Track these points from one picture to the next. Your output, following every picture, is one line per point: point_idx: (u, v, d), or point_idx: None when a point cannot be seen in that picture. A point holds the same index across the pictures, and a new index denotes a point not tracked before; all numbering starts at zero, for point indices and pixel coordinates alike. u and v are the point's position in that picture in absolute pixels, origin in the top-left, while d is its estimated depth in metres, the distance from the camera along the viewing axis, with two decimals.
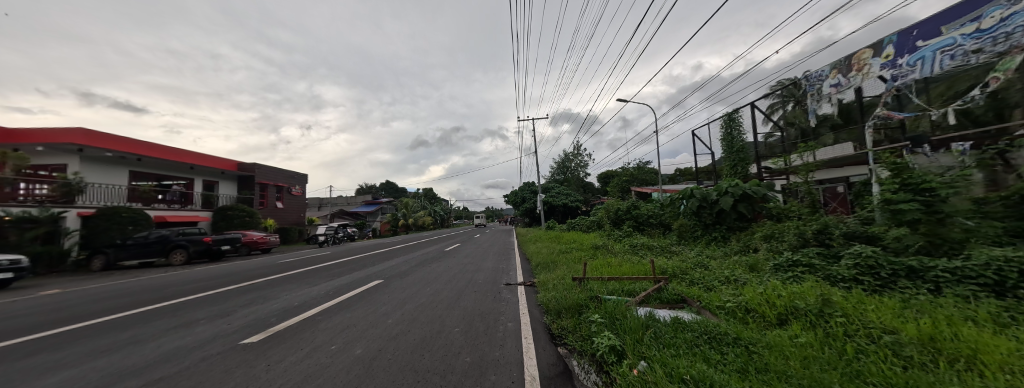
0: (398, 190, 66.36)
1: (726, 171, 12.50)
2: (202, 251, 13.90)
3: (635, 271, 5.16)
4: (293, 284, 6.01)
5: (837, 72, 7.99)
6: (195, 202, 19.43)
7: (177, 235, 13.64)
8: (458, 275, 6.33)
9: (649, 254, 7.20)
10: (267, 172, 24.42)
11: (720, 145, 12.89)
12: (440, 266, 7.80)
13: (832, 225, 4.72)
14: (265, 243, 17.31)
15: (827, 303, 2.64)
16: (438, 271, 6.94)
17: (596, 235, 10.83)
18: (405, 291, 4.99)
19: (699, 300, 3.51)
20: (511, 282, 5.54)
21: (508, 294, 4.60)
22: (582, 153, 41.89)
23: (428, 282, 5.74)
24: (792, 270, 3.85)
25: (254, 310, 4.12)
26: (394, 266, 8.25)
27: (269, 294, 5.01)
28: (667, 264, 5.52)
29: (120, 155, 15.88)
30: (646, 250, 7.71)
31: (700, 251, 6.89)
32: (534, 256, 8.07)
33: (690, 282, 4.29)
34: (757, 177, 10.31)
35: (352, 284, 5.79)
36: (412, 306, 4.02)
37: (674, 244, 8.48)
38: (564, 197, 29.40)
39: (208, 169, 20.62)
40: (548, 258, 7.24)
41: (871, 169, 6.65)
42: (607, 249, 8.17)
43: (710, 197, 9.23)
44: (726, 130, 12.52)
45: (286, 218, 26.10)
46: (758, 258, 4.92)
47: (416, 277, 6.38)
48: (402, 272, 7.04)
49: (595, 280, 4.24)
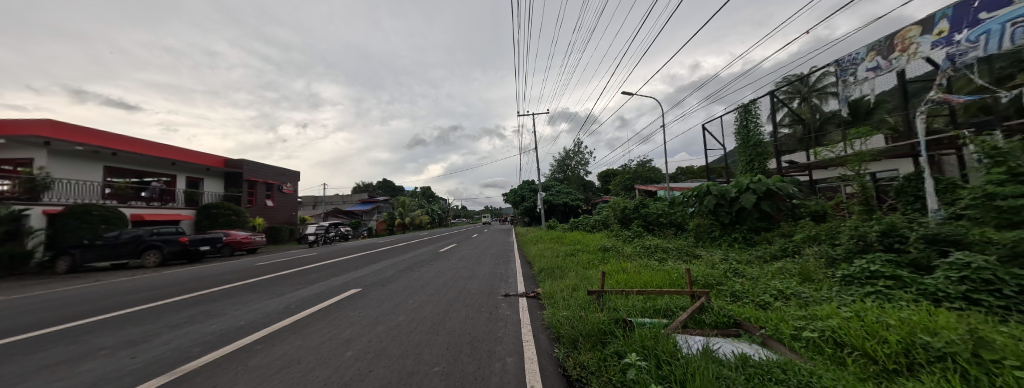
0: (395, 188, 65.39)
1: (741, 166, 11.67)
2: (178, 251, 12.93)
3: (660, 280, 4.31)
4: (257, 292, 5.13)
5: (878, 55, 7.17)
6: (177, 199, 18.44)
7: (151, 234, 12.72)
8: (449, 283, 5.44)
9: (668, 258, 6.36)
10: (255, 169, 23.41)
11: (735, 139, 11.91)
12: (430, 271, 6.91)
13: (903, 226, 3.86)
14: (249, 243, 16.37)
15: (986, 341, 1.74)
16: (427, 278, 6.07)
17: (603, 236, 10.01)
18: (381, 305, 4.09)
19: (759, 326, 2.63)
20: (510, 292, 4.65)
21: (507, 310, 3.71)
22: (583, 151, 41.09)
23: (412, 292, 4.84)
24: (871, 284, 2.99)
25: (186, 332, 3.23)
26: (380, 270, 7.34)
27: (218, 308, 4.12)
28: (696, 271, 4.66)
29: (92, 150, 14.87)
30: (664, 254, 6.83)
31: (726, 256, 6.07)
32: (536, 260, 7.21)
33: (735, 297, 3.43)
34: (779, 172, 9.49)
35: (324, 293, 4.89)
36: (383, 329, 3.12)
37: (692, 246, 7.64)
38: (565, 195, 28.63)
39: (192, 165, 19.63)
40: (552, 263, 6.40)
41: (924, 161, 5.81)
42: (619, 252, 7.30)
43: (729, 194, 8.41)
44: (741, 122, 11.62)
45: (277, 216, 25.15)
46: (808, 267, 4.07)
47: (400, 284, 5.48)
48: (386, 278, 6.17)
49: (617, 294, 3.35)
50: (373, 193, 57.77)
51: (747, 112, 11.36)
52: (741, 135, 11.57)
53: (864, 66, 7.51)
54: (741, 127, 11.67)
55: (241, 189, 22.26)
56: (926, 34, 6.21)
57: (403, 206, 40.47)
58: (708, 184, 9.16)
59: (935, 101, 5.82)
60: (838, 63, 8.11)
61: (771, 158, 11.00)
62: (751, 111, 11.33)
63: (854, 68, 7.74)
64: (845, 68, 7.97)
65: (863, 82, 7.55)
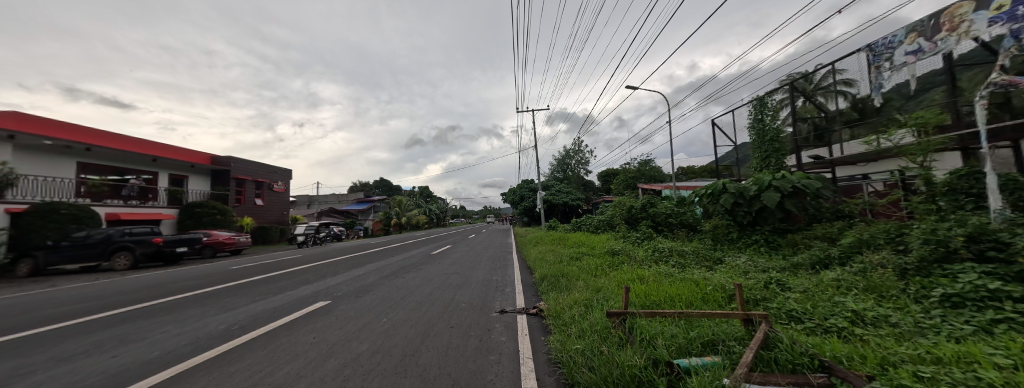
0: (392, 188, 64.47)
1: (755, 163, 10.85)
2: (152, 253, 11.97)
3: (692, 295, 3.50)
4: (207, 304, 4.31)
5: (919, 36, 6.40)
6: (158, 198, 17.57)
7: (122, 235, 11.73)
8: (435, 294, 4.62)
9: (689, 265, 5.57)
10: (243, 166, 22.50)
11: (750, 134, 10.98)
12: (417, 278, 6.09)
13: (996, 229, 3.07)
14: (232, 244, 15.52)
15: None
16: (413, 286, 5.27)
17: (609, 237, 9.22)
18: (344, 324, 3.27)
19: (861, 369, 1.82)
20: (506, 308, 3.83)
21: (502, 335, 2.91)
22: (583, 150, 40.44)
23: (388, 306, 4.01)
24: (995, 308, 2.19)
25: (68, 370, 2.41)
26: (362, 276, 6.50)
27: (143, 329, 3.30)
28: (730, 281, 3.87)
29: (64, 145, 13.99)
30: (682, 260, 6.05)
31: (754, 262, 5.29)
32: (536, 265, 6.42)
33: (798, 322, 2.62)
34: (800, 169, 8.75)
35: (283, 307, 4.06)
36: (332, 368, 2.31)
37: (712, 251, 6.84)
38: (565, 195, 27.88)
39: (175, 162, 18.72)
40: (555, 269, 5.61)
41: (984, 154, 5.02)
42: (630, 257, 6.52)
43: (749, 193, 7.64)
44: (756, 116, 10.82)
45: (266, 216, 24.24)
46: (873, 280, 3.29)
47: (377, 295, 4.65)
48: (364, 286, 5.34)
49: (644, 317, 2.55)
50: (370, 192, 56.85)
51: (763, 105, 10.58)
52: (755, 130, 10.75)
53: (902, 50, 6.75)
54: (754, 121, 10.86)
55: (228, 187, 21.35)
56: (982, 10, 5.36)
57: (400, 206, 39.60)
58: (724, 181, 8.40)
59: (998, 85, 5.00)
60: (869, 47, 7.39)
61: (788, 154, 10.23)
62: (766, 103, 10.55)
63: (890, 52, 7.01)
64: (879, 53, 7.23)
65: (900, 68, 6.78)
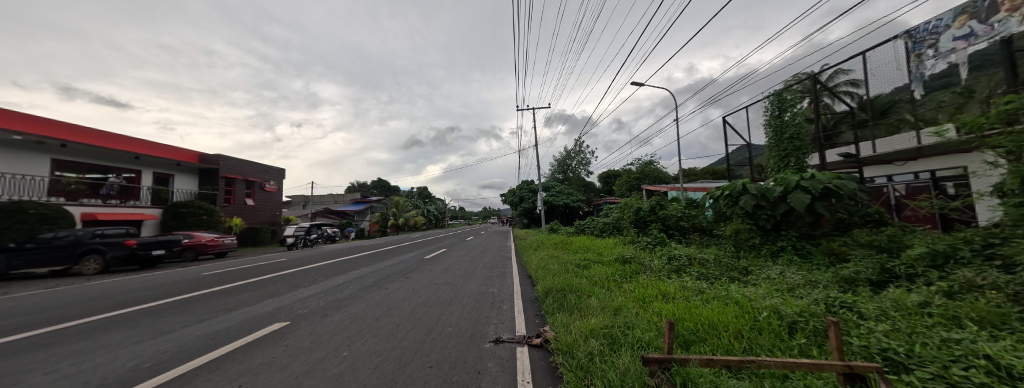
0: (390, 188, 63.63)
1: (772, 163, 10.05)
2: (124, 257, 11.06)
3: (740, 324, 2.71)
4: (137, 327, 3.50)
5: (971, 19, 5.84)
6: (141, 197, 16.79)
7: (93, 237, 10.90)
8: (417, 312, 3.83)
9: (716, 278, 4.80)
10: (233, 165, 21.72)
11: (767, 132, 10.20)
12: (402, 288, 5.32)
13: None
14: (217, 246, 14.77)
15: None
16: (394, 300, 4.47)
17: (617, 242, 8.47)
18: (288, 361, 2.49)
19: None
20: (502, 336, 3.04)
21: (496, 384, 2.12)
22: (584, 151, 39.79)
23: (356, 330, 3.23)
24: None
25: None
26: (339, 285, 5.71)
27: (25, 367, 2.49)
28: (783, 302, 3.09)
29: (36, 141, 13.20)
30: (706, 270, 5.31)
31: (796, 276, 4.52)
32: (538, 276, 5.66)
33: (913, 376, 1.85)
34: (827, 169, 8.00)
35: (224, 334, 3.23)
36: None
37: (736, 259, 6.08)
38: (566, 196, 27.14)
39: (160, 160, 17.91)
40: (560, 281, 4.85)
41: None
42: (644, 266, 5.77)
43: (774, 195, 6.91)
44: (773, 113, 10.06)
45: (257, 217, 23.41)
46: (978, 304, 2.52)
47: (349, 313, 3.88)
48: (337, 300, 4.56)
49: (697, 368, 1.78)
50: (368, 192, 56.08)
51: (783, 100, 9.80)
52: (773, 126, 9.97)
53: (950, 35, 6.15)
54: (773, 118, 10.08)
55: (217, 186, 20.52)
56: None
57: (397, 207, 38.82)
58: (745, 182, 7.66)
59: None
60: (908, 34, 6.69)
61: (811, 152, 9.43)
62: (787, 98, 9.76)
63: (933, 39, 6.33)
64: (919, 39, 6.53)
65: (948, 56, 6.16)
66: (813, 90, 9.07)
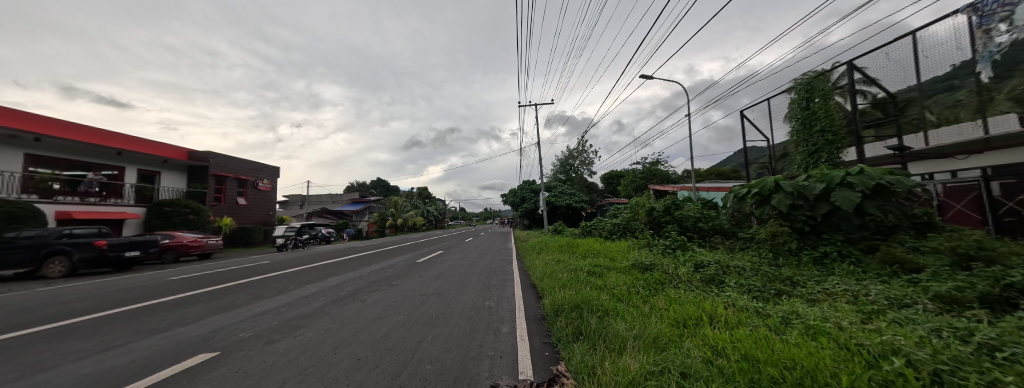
0: (390, 188, 62.93)
1: (800, 159, 9.05)
2: (92, 259, 10.16)
3: (857, 372, 1.79)
4: (10, 359, 2.60)
5: None
6: (123, 195, 16.05)
7: (59, 237, 9.96)
8: (389, 339, 2.92)
9: (768, 294, 3.86)
10: (224, 162, 20.93)
11: (795, 125, 9.18)
12: (381, 300, 4.43)
13: None
14: (200, 247, 13.92)
15: None
16: (366, 319, 3.54)
17: (631, 245, 7.61)
18: None
19: None
20: (499, 382, 2.13)
21: None
22: (587, 151, 38.91)
23: (296, 368, 2.31)
24: None
25: None
26: (309, 295, 4.76)
27: None
28: (902, 335, 2.15)
29: (7, 134, 12.44)
30: (750, 283, 4.38)
31: (870, 292, 3.60)
32: (545, 287, 4.77)
33: None
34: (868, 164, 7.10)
35: (112, 376, 2.28)
36: None
37: (777, 267, 5.17)
38: (568, 197, 26.28)
39: (144, 156, 17.13)
40: (573, 294, 3.97)
41: None
42: (672, 275, 4.84)
43: (815, 193, 6.03)
44: (801, 103, 9.05)
45: (250, 216, 22.60)
46: None
47: (301, 338, 2.98)
48: (296, 316, 3.66)
49: None
50: (367, 192, 55.33)
51: (822, 81, 8.67)
52: (801, 118, 9.02)
53: None
54: (800, 108, 9.10)
55: (206, 184, 19.72)
56: None
57: (395, 207, 37.92)
58: (777, 178, 6.77)
59: None
60: (972, 7, 6.06)
61: (847, 148, 8.38)
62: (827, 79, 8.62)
63: (1008, 11, 5.72)
64: (989, 13, 5.91)
65: None
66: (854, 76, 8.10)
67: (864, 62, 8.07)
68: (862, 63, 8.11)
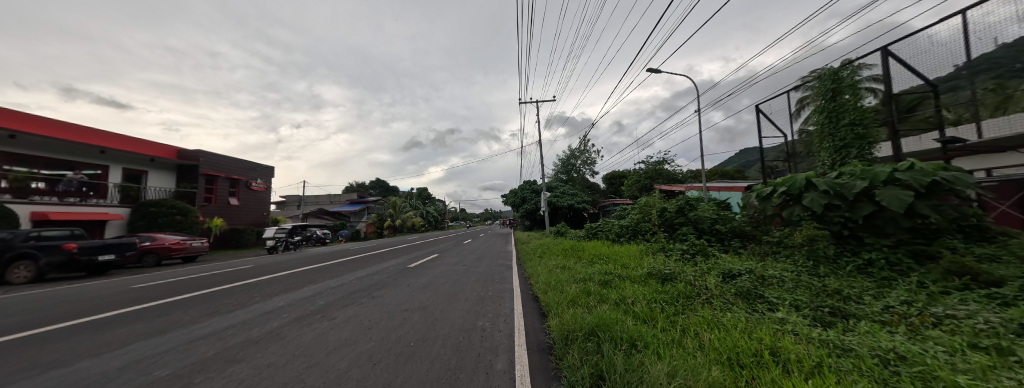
0: (389, 188, 62.37)
1: (825, 154, 8.28)
2: (61, 264, 9.41)
3: None
4: None
5: None
6: (107, 195, 15.41)
7: (26, 240, 9.23)
8: (342, 381, 2.18)
9: (827, 316, 3.11)
10: (215, 161, 20.25)
11: (817, 118, 8.44)
12: (355, 318, 3.69)
13: None
14: (183, 250, 13.20)
15: None
16: (326, 347, 2.79)
17: (643, 250, 6.91)
18: None
19: None
20: None
21: None
22: (588, 150, 38.24)
23: None
24: None
25: None
26: (270, 312, 4.01)
27: None
28: None
29: None
30: (798, 300, 3.61)
31: (961, 314, 2.85)
32: (549, 302, 4.01)
33: None
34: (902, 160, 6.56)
35: None
36: None
37: (821, 278, 4.43)
38: (570, 197, 25.58)
39: (130, 155, 16.47)
40: (586, 313, 3.23)
41: None
42: (699, 287, 4.09)
43: (855, 191, 5.27)
44: (825, 95, 8.28)
45: (242, 217, 21.94)
46: None
47: (228, 380, 2.24)
48: (240, 343, 2.92)
49: None
50: (365, 193, 54.77)
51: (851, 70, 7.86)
52: (826, 111, 8.26)
53: None
54: (823, 100, 8.31)
55: (195, 184, 19.05)
56: None
57: (394, 207, 37.31)
58: (808, 174, 6.03)
59: None
60: None
61: (880, 143, 7.63)
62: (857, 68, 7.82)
63: None
64: None
65: None
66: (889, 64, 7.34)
67: (902, 47, 7.33)
68: (899, 49, 7.34)
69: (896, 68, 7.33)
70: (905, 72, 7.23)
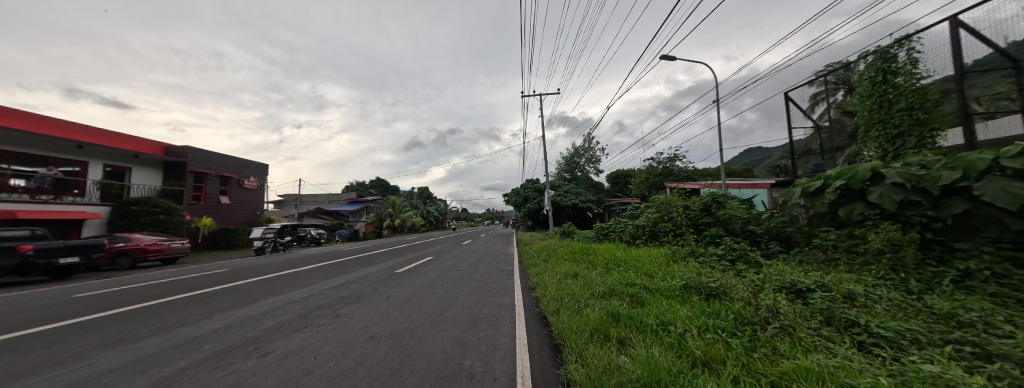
0: (390, 188, 61.49)
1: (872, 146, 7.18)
2: (14, 267, 8.54)
3: None
4: None
5: None
6: (85, 193, 14.65)
7: None
8: None
9: (989, 364, 2.06)
10: (204, 158, 19.39)
11: (862, 104, 7.33)
12: (295, 355, 2.64)
13: None
14: (161, 251, 12.27)
15: None
16: None
17: (667, 255, 5.88)
18: None
19: None
20: None
21: None
22: (594, 148, 37.00)
23: None
24: None
25: None
26: (189, 343, 3.01)
27: None
28: None
29: None
30: (917, 331, 2.55)
31: None
32: (563, 332, 2.91)
33: None
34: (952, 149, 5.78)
35: None
36: None
37: (916, 295, 3.38)
38: (575, 196, 24.47)
39: (111, 150, 15.65)
40: (622, 361, 2.14)
41: None
42: (766, 308, 3.04)
43: (938, 186, 4.24)
44: (871, 76, 7.15)
45: (234, 217, 21.10)
46: None
47: None
48: None
49: None
50: (365, 192, 54.01)
51: (907, 47, 6.81)
52: (869, 95, 7.17)
53: None
54: (870, 83, 7.16)
55: (183, 182, 18.19)
56: None
57: (393, 207, 36.47)
58: (873, 165, 4.99)
59: None
60: None
61: (949, 129, 6.41)
62: (914, 45, 6.76)
63: None
64: None
65: None
66: (959, 37, 6.16)
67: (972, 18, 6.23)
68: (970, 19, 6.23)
69: (969, 40, 6.18)
70: (978, 43, 6.12)
